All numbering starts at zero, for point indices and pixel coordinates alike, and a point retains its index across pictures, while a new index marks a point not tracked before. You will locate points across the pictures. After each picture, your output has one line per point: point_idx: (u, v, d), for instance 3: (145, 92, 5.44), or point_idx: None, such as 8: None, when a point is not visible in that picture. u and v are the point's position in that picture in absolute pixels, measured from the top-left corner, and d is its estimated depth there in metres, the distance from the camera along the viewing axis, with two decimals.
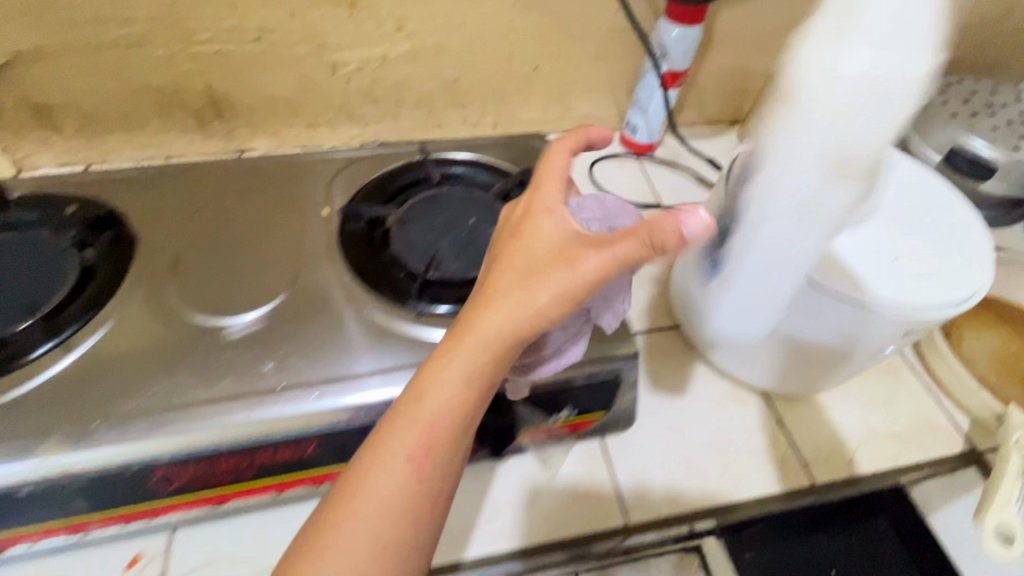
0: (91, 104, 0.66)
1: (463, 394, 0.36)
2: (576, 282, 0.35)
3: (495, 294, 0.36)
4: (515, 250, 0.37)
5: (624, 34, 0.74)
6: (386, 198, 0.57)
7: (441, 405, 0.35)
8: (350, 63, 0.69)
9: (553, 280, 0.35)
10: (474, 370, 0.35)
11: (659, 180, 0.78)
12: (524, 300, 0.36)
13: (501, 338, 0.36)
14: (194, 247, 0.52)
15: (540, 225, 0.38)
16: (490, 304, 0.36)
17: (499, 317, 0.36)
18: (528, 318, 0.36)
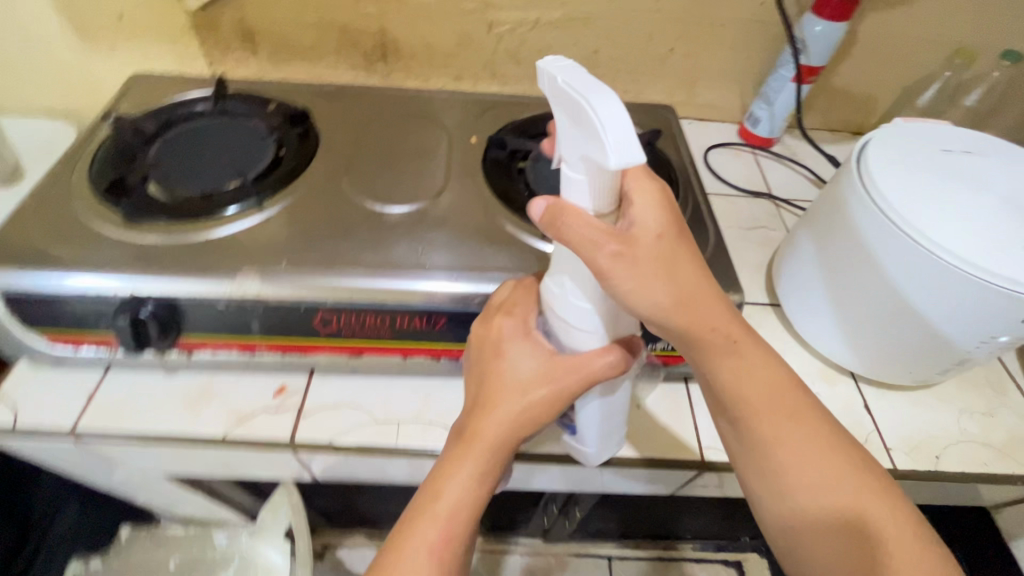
0: (288, 33, 0.78)
1: (474, 490, 0.41)
2: (563, 390, 0.41)
3: (497, 404, 0.42)
4: (508, 366, 0.43)
5: (764, 26, 0.76)
6: (525, 137, 0.63)
7: (457, 503, 0.40)
8: (506, 24, 0.77)
9: (543, 393, 0.42)
10: (484, 468, 0.41)
11: (772, 174, 0.81)
12: (524, 410, 0.42)
13: (503, 442, 0.42)
14: (362, 150, 0.61)
15: (520, 348, 0.43)
16: (490, 413, 0.42)
17: (504, 423, 0.42)
18: (528, 421, 0.42)
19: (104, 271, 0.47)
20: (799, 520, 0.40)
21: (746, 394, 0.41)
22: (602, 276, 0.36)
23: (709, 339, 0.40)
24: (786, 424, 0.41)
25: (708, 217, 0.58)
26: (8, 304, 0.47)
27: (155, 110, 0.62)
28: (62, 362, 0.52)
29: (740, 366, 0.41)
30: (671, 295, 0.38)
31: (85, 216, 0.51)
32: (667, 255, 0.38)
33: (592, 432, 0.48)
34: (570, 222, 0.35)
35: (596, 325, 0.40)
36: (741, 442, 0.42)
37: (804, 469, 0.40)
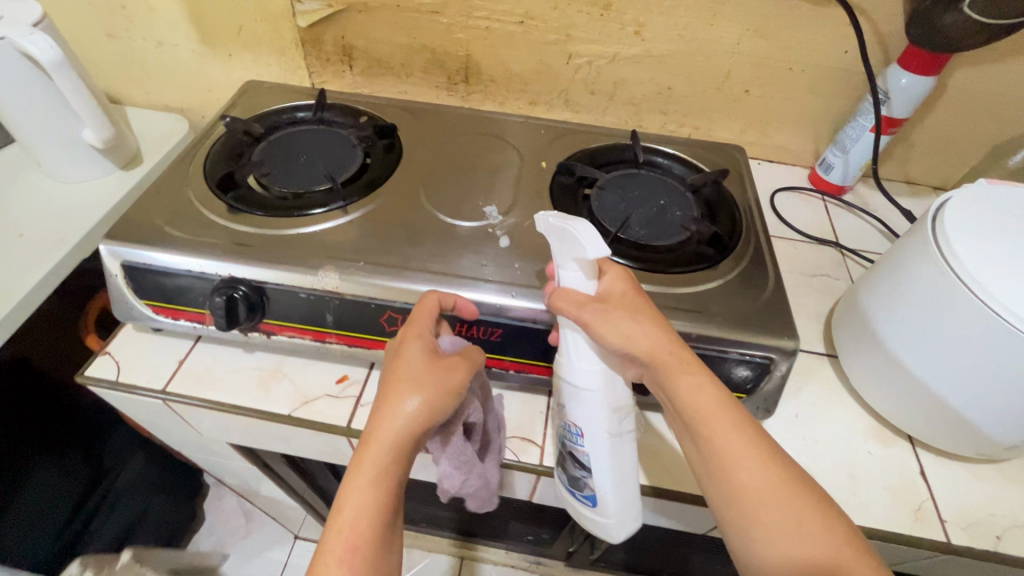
0: (381, 52, 0.85)
1: (376, 499, 0.42)
2: (445, 390, 0.45)
3: (389, 415, 0.43)
4: (398, 373, 0.45)
5: (846, 74, 0.76)
6: (595, 165, 0.66)
7: (360, 510, 0.42)
8: (584, 56, 0.80)
9: (426, 397, 0.44)
10: (381, 472, 0.43)
11: (840, 221, 0.80)
12: (416, 416, 0.44)
13: (402, 444, 0.43)
14: (438, 164, 0.65)
15: (409, 355, 0.46)
16: (380, 416, 0.44)
17: (395, 429, 0.43)
18: (420, 422, 0.44)
19: (208, 254, 0.53)
20: (756, 528, 0.42)
21: (703, 410, 0.45)
22: (586, 327, 0.46)
23: (668, 359, 0.46)
24: (738, 435, 0.44)
25: (770, 259, 0.58)
26: (126, 274, 0.54)
27: (263, 114, 0.69)
28: (160, 330, 0.58)
29: (697, 383, 0.45)
30: (637, 330, 0.46)
31: (197, 203, 0.58)
32: (629, 304, 0.48)
33: (611, 504, 0.51)
34: (569, 298, 0.47)
35: (600, 381, 0.48)
36: (702, 454, 0.45)
37: (755, 478, 0.43)
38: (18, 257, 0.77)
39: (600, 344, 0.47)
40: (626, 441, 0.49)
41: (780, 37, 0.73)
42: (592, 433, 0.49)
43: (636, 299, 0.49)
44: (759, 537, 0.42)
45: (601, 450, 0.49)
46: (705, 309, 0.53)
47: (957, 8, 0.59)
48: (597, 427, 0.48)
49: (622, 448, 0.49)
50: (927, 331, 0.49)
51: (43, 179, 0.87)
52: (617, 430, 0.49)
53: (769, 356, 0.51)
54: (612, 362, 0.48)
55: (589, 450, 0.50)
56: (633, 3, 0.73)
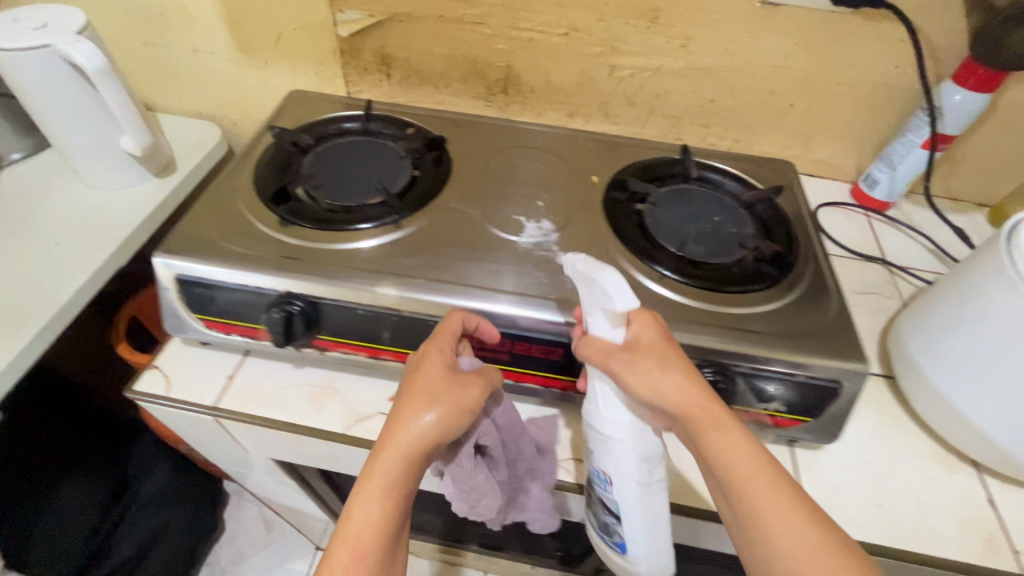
0: (420, 63, 0.84)
1: (382, 509, 0.43)
2: (458, 408, 0.44)
3: (401, 431, 0.43)
4: (415, 387, 0.45)
5: (895, 90, 0.75)
6: (646, 180, 0.65)
7: (364, 524, 0.42)
8: (627, 69, 0.79)
9: (439, 413, 0.43)
10: (389, 486, 0.43)
11: (886, 238, 0.79)
12: (426, 430, 0.43)
13: (412, 461, 0.43)
14: (488, 178, 0.64)
15: (427, 370, 0.46)
16: (393, 433, 0.43)
17: (406, 443, 0.43)
18: (431, 439, 0.43)
19: (263, 269, 0.52)
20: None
21: (733, 467, 0.43)
22: (614, 377, 0.45)
23: (699, 414, 0.44)
24: (776, 497, 0.41)
25: (831, 279, 0.57)
26: (179, 288, 0.53)
27: (310, 123, 0.68)
28: (208, 344, 0.57)
29: (731, 440, 0.43)
30: (665, 382, 0.44)
31: (249, 216, 0.57)
32: (658, 353, 0.46)
33: (642, 553, 0.50)
34: (598, 348, 0.46)
35: (630, 432, 0.46)
36: (737, 517, 0.43)
37: (793, 546, 0.40)
38: (53, 266, 0.76)
39: (628, 395, 0.46)
40: (657, 491, 0.48)
41: (829, 51, 0.72)
42: (621, 483, 0.48)
43: (663, 348, 0.46)
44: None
45: (630, 501, 0.48)
46: (771, 330, 0.52)
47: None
48: (627, 478, 0.47)
49: (651, 497, 0.48)
50: (995, 369, 0.48)
51: (78, 186, 0.86)
52: (647, 480, 0.48)
53: (838, 379, 0.50)
54: (642, 413, 0.47)
55: (619, 500, 0.49)
56: (682, 15, 0.72)
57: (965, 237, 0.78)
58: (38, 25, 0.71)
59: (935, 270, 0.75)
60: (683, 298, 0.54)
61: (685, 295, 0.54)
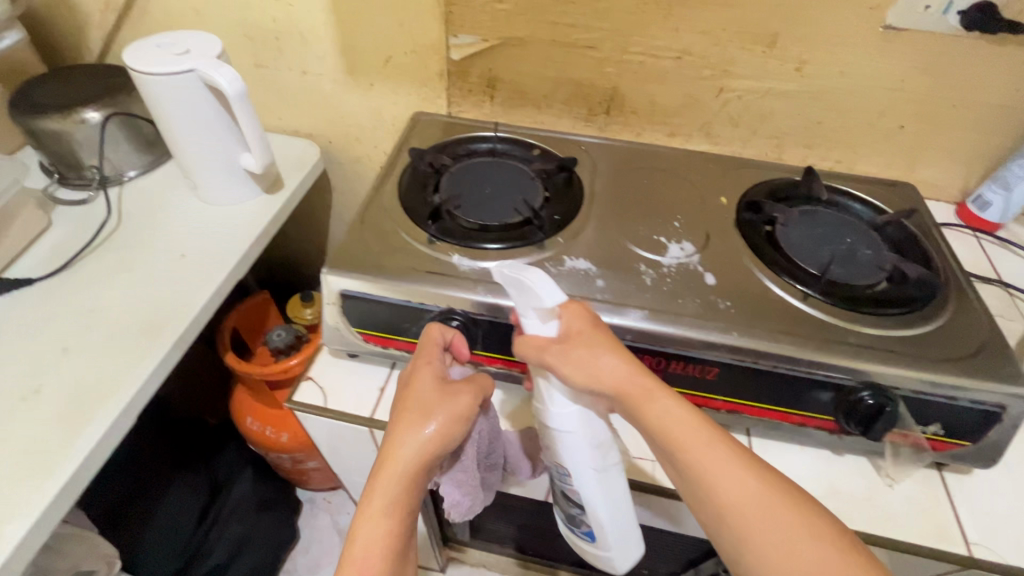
0: (526, 85, 0.87)
1: (388, 525, 0.45)
2: (452, 415, 0.47)
3: (400, 445, 0.46)
4: (408, 401, 0.48)
5: (1013, 112, 0.75)
6: (774, 202, 0.66)
7: (371, 540, 0.45)
8: (736, 91, 0.80)
9: (438, 424, 0.47)
10: (392, 499, 0.45)
11: (999, 259, 0.78)
12: (425, 444, 0.46)
13: (413, 471, 0.46)
14: (618, 199, 0.66)
15: (420, 383, 0.49)
16: (393, 446, 0.46)
17: (406, 456, 0.46)
18: (431, 449, 0.46)
19: (425, 285, 0.54)
20: (749, 551, 0.41)
21: (674, 435, 0.45)
22: (551, 367, 0.47)
23: (630, 392, 0.46)
24: (714, 453, 0.44)
25: (976, 303, 0.57)
26: (340, 303, 0.56)
27: (440, 145, 0.70)
28: (356, 356, 0.60)
29: (666, 408, 0.45)
30: (597, 365, 0.46)
31: (401, 234, 0.59)
32: (586, 336, 0.48)
33: (610, 535, 0.54)
34: (536, 343, 0.48)
35: (580, 423, 0.49)
36: (684, 479, 0.45)
37: (736, 500, 0.42)
38: (183, 278, 0.80)
39: (569, 386, 0.47)
40: (613, 473, 0.51)
41: (949, 74, 0.73)
42: (579, 471, 0.51)
43: (591, 334, 0.48)
44: (755, 560, 0.41)
45: (589, 487, 0.51)
46: (927, 353, 0.52)
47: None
48: (584, 467, 0.50)
49: (612, 480, 0.51)
50: None
51: (193, 201, 0.90)
52: (602, 465, 0.50)
53: (1002, 405, 0.50)
54: (585, 402, 0.49)
55: (580, 489, 0.52)
56: (801, 40, 0.73)
57: None
58: (182, 50, 0.76)
59: None
60: (833, 319, 0.54)
61: (835, 316, 0.54)
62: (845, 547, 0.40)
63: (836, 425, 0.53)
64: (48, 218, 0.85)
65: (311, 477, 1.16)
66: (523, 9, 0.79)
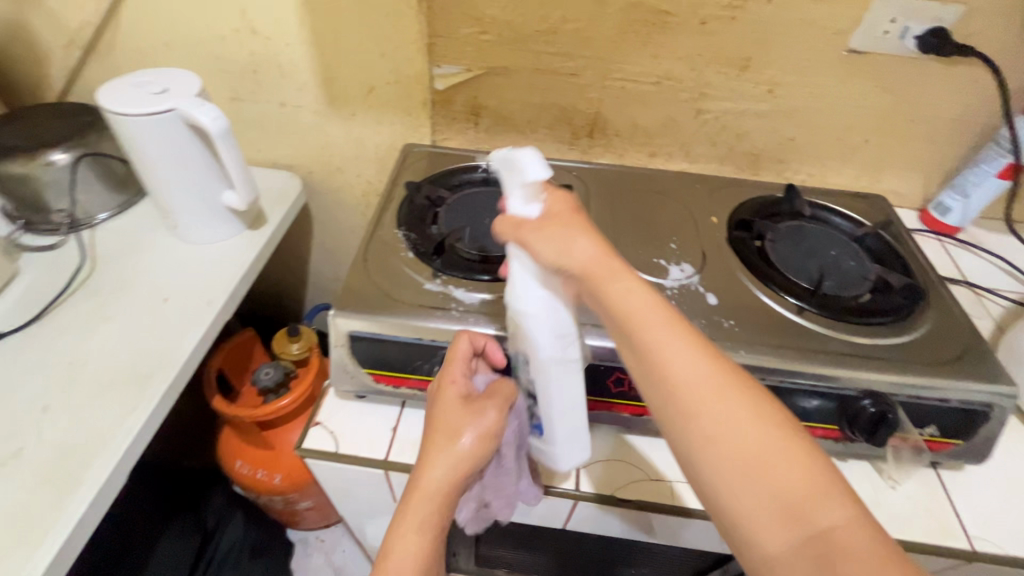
0: (510, 111, 0.89)
1: (420, 539, 0.47)
2: (484, 432, 0.48)
3: (432, 463, 0.48)
4: (439, 418, 0.49)
5: (965, 126, 0.81)
6: (762, 218, 0.69)
7: (404, 559, 0.46)
8: (714, 112, 0.84)
9: (471, 440, 0.48)
10: (425, 516, 0.47)
11: (962, 260, 0.84)
12: (460, 462, 0.48)
13: (446, 489, 0.48)
14: (614, 224, 0.67)
15: (447, 398, 0.49)
16: (427, 466, 0.48)
17: (438, 475, 0.47)
18: (464, 465, 0.48)
19: (434, 321, 0.53)
20: (691, 427, 0.38)
21: (635, 315, 0.41)
22: (524, 244, 0.43)
23: (599, 270, 0.42)
24: (672, 334, 0.40)
25: (956, 308, 0.61)
26: (349, 344, 0.55)
27: (434, 177, 0.71)
28: (364, 396, 0.59)
29: (628, 288, 0.42)
30: (568, 243, 0.43)
31: (403, 269, 0.59)
32: (559, 215, 0.44)
33: (557, 429, 0.49)
34: (512, 222, 0.44)
35: (544, 306, 0.45)
36: (636, 360, 0.41)
37: (689, 382, 0.39)
38: (168, 321, 0.77)
39: (537, 263, 0.44)
40: (571, 368, 0.47)
41: (908, 92, 0.78)
42: (535, 359, 0.47)
43: (571, 219, 0.45)
44: (695, 436, 0.38)
45: (543, 378, 0.47)
46: (919, 359, 0.55)
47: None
48: (541, 355, 0.46)
49: (567, 376, 0.47)
50: None
51: (171, 240, 0.87)
52: (561, 356, 0.46)
53: (989, 404, 0.53)
54: (554, 287, 0.45)
55: (534, 378, 0.48)
56: (772, 63, 0.77)
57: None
58: (160, 89, 0.74)
59: (1015, 290, 0.80)
60: (828, 331, 0.57)
61: (830, 328, 0.57)
62: (788, 431, 0.37)
63: (839, 432, 0.56)
64: (14, 266, 0.81)
65: (302, 517, 1.13)
66: (507, 39, 0.81)
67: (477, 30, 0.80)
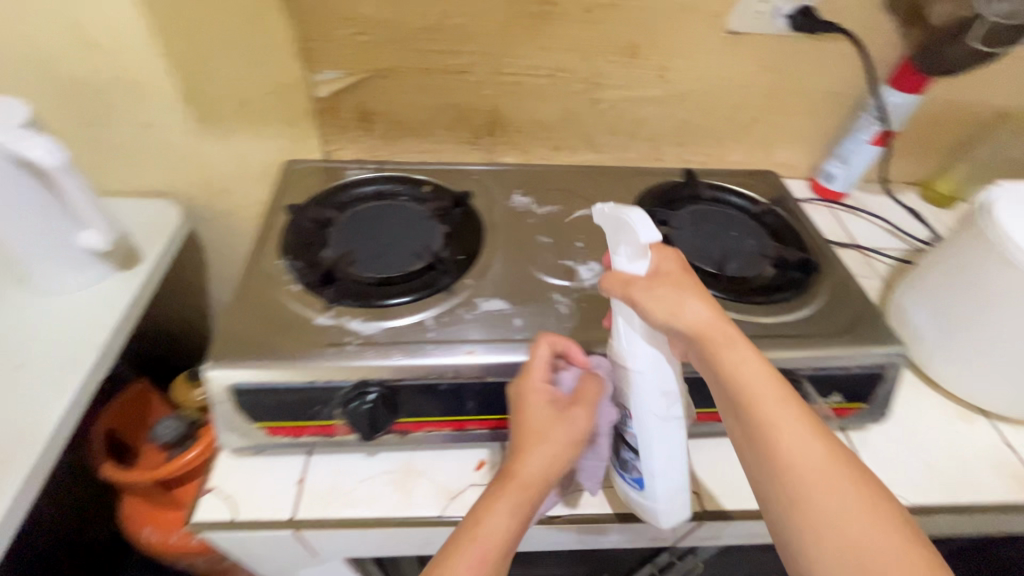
0: (403, 115, 0.84)
1: (509, 527, 0.43)
2: (579, 428, 0.46)
3: (529, 450, 0.45)
4: (531, 411, 0.46)
5: (840, 97, 0.85)
6: (663, 207, 0.69)
7: (492, 543, 0.42)
8: (610, 100, 0.83)
9: (567, 435, 0.45)
10: (517, 503, 0.43)
11: (850, 223, 0.89)
12: (559, 451, 0.45)
13: (538, 481, 0.44)
14: (518, 228, 0.65)
15: (541, 389, 0.47)
16: (526, 453, 0.45)
17: (534, 464, 0.44)
18: (556, 462, 0.45)
19: (329, 360, 0.48)
20: (801, 516, 0.39)
21: (748, 388, 0.42)
22: (633, 302, 0.44)
23: (712, 337, 0.43)
24: (787, 414, 0.41)
25: (847, 275, 0.64)
26: (232, 398, 0.48)
27: (320, 196, 0.65)
28: (263, 451, 0.53)
29: (743, 359, 0.43)
30: (679, 306, 0.44)
31: (291, 306, 0.53)
32: (674, 279, 0.45)
33: (657, 486, 0.48)
34: (622, 282, 0.45)
35: (650, 362, 0.45)
36: (746, 434, 0.42)
37: (800, 464, 0.40)
38: (26, 391, 0.66)
39: (648, 324, 0.45)
40: (673, 426, 0.46)
41: (787, 69, 0.81)
42: (639, 415, 0.46)
43: (681, 278, 0.46)
44: (803, 525, 0.38)
45: (646, 433, 0.46)
46: (820, 331, 0.57)
47: (961, 40, 0.72)
48: (643, 410, 0.46)
49: (669, 434, 0.46)
50: (989, 324, 0.57)
51: (22, 294, 0.75)
52: (664, 414, 0.46)
53: (884, 364, 0.56)
54: (663, 346, 0.46)
55: (634, 431, 0.47)
56: (659, 49, 0.77)
57: (909, 216, 0.91)
58: None
59: (897, 247, 0.85)
60: (734, 314, 0.57)
61: (735, 311, 0.57)
62: (905, 536, 0.37)
63: None
64: None
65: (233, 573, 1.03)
66: (389, 38, 0.75)
67: (353, 30, 0.74)
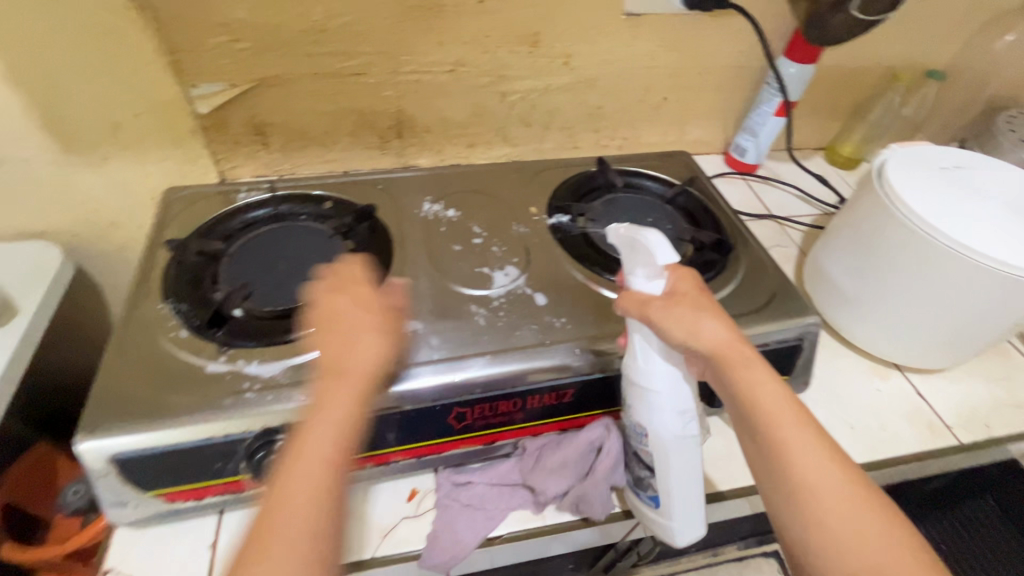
0: (300, 125, 0.78)
1: (340, 425, 0.39)
2: (386, 323, 0.45)
3: (348, 347, 0.42)
4: (341, 316, 0.44)
5: (742, 72, 0.87)
6: (579, 200, 0.68)
7: (320, 437, 0.38)
8: (518, 92, 0.80)
9: (379, 330, 0.44)
10: (348, 395, 0.40)
11: (764, 194, 0.91)
12: (377, 343, 0.43)
13: (370, 376, 0.41)
14: (431, 238, 0.62)
15: (345, 297, 0.46)
16: (352, 349, 0.42)
17: (360, 358, 0.42)
18: (378, 356, 0.42)
19: (224, 412, 0.44)
20: (817, 535, 0.39)
21: (764, 406, 0.42)
22: (650, 322, 0.44)
23: (729, 356, 0.43)
24: (802, 434, 0.41)
25: (761, 250, 0.65)
26: (117, 470, 0.43)
27: (207, 226, 0.60)
28: (164, 520, 0.47)
29: (760, 378, 0.43)
30: (696, 326, 0.43)
31: (179, 355, 0.48)
32: (692, 299, 0.45)
33: (676, 503, 0.47)
34: (639, 303, 0.45)
35: (667, 382, 0.45)
36: (762, 451, 0.42)
37: (817, 484, 0.40)
38: None
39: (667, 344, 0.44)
40: (692, 444, 0.46)
41: (688, 47, 0.81)
42: (657, 434, 0.46)
43: (698, 299, 0.45)
44: (818, 542, 0.39)
45: (664, 451, 0.46)
46: (739, 310, 0.58)
47: (845, 10, 0.74)
48: (660, 428, 0.46)
49: (686, 452, 0.46)
50: (890, 283, 0.60)
51: None
52: (681, 432, 0.46)
53: (801, 336, 0.57)
54: (679, 363, 0.45)
55: (652, 449, 0.47)
56: (560, 36, 0.75)
57: (817, 181, 0.95)
58: None
59: (809, 214, 0.88)
60: None
61: None
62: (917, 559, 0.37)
63: None
64: None
65: None
66: (270, 44, 0.69)
67: (228, 37, 0.68)
